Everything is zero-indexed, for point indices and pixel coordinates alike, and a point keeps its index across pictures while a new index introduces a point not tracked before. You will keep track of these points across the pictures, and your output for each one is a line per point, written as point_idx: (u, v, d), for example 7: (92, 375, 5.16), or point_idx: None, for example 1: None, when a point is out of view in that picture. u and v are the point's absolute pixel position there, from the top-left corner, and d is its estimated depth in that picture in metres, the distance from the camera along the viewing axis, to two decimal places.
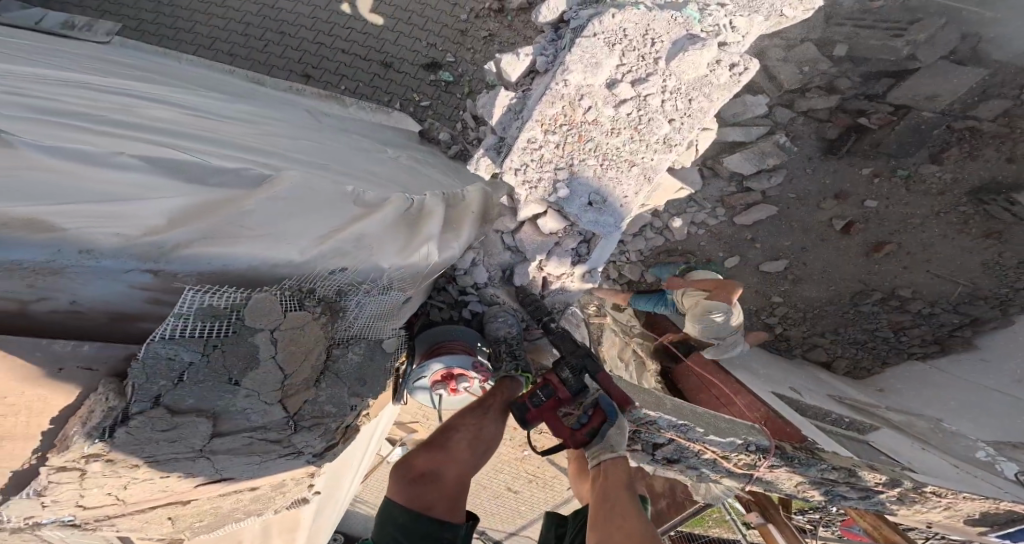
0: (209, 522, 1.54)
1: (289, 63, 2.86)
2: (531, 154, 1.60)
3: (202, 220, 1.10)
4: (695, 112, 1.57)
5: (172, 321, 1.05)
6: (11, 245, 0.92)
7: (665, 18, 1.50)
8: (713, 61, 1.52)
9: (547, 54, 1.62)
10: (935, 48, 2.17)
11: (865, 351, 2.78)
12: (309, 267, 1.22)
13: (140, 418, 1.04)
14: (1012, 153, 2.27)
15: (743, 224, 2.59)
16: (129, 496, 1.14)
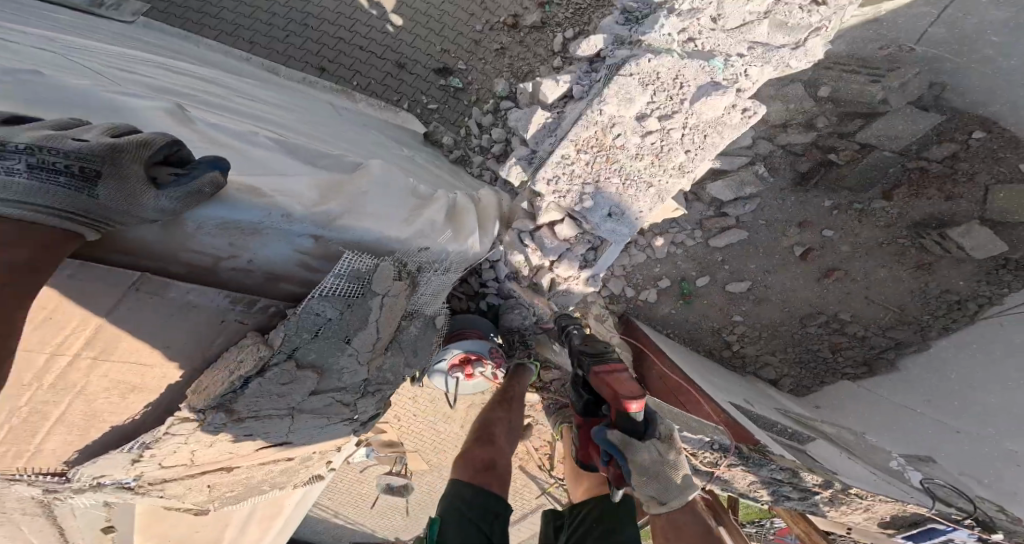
0: (237, 493, 1.57)
1: (306, 54, 2.90)
2: (564, 167, 1.74)
3: (340, 195, 1.19)
4: (707, 146, 1.71)
5: (331, 280, 1.07)
6: (243, 207, 1.05)
7: (696, 67, 1.64)
8: (728, 105, 1.68)
9: (582, 83, 1.79)
10: (905, 94, 2.21)
11: (807, 369, 2.63)
12: (409, 245, 1.25)
13: (276, 369, 1.09)
14: (952, 192, 2.33)
15: (716, 247, 2.47)
16: (198, 457, 1.27)
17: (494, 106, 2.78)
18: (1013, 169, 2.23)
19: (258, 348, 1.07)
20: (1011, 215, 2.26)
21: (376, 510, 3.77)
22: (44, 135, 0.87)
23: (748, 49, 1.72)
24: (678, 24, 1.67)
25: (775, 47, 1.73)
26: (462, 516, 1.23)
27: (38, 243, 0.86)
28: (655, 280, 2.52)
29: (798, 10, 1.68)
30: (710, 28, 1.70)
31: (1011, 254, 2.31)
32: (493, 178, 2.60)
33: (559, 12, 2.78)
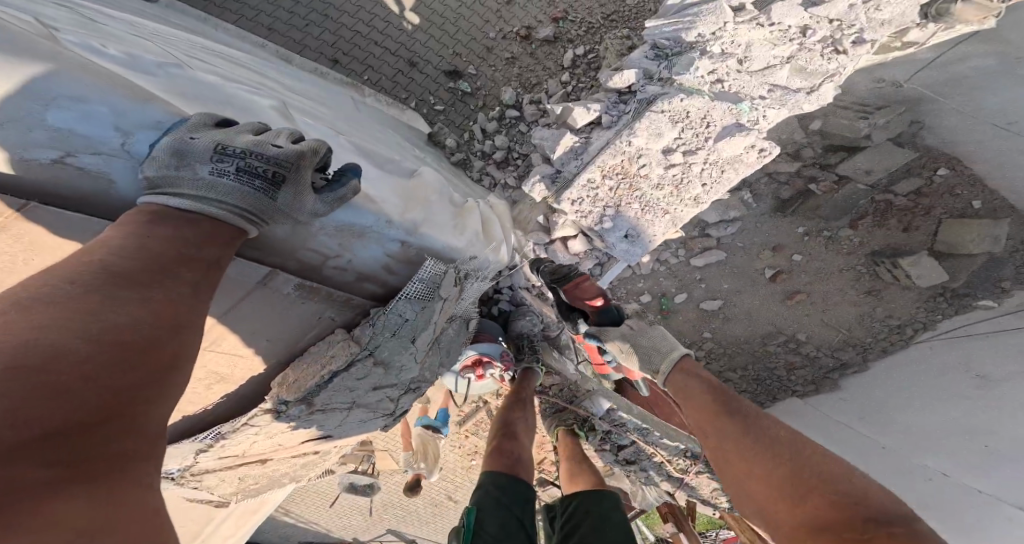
0: (259, 474, 1.69)
1: (322, 45, 2.83)
2: (587, 191, 1.95)
3: (417, 204, 1.34)
4: (724, 181, 2.00)
5: (414, 284, 1.23)
6: (356, 213, 1.20)
7: (724, 109, 1.87)
8: (748, 146, 1.94)
9: (612, 112, 1.94)
10: (888, 131, 2.33)
11: (762, 386, 2.83)
12: (468, 256, 1.40)
13: (360, 366, 1.23)
14: (908, 225, 2.51)
15: (696, 265, 2.66)
16: (246, 449, 1.43)
17: (499, 113, 2.81)
18: (965, 206, 2.41)
19: (349, 345, 1.21)
20: (952, 248, 2.45)
21: (335, 510, 3.45)
22: (246, 141, 1.04)
23: (767, 91, 1.93)
24: (708, 66, 1.85)
25: (792, 90, 1.94)
26: (501, 504, 1.47)
27: (222, 243, 0.99)
28: (637, 295, 2.70)
29: (817, 57, 1.89)
30: (736, 70, 1.89)
31: (949, 283, 2.50)
32: (491, 183, 2.70)
33: (572, 28, 2.84)
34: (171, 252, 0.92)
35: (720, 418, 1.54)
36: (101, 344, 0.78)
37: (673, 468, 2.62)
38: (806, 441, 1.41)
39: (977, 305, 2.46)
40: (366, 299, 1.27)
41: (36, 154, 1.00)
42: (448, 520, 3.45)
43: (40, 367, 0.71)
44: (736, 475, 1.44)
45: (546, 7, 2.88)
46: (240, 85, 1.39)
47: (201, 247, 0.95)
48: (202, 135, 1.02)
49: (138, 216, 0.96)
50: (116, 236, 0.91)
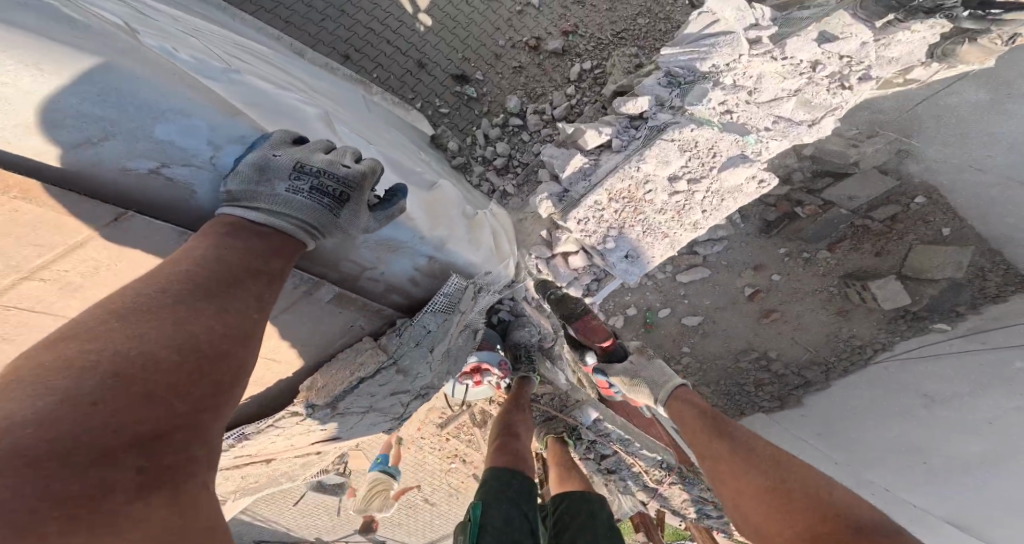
0: (258, 472, 1.72)
1: (336, 40, 2.86)
2: (593, 211, 2.04)
3: (443, 220, 1.41)
4: (723, 208, 2.16)
5: (441, 298, 1.32)
6: (396, 227, 1.27)
7: (731, 140, 2.04)
8: (749, 177, 2.11)
9: (623, 136, 2.08)
10: (875, 158, 2.56)
11: (731, 401, 2.91)
12: (486, 271, 1.49)
13: (385, 372, 1.32)
14: (880, 249, 2.69)
15: (682, 282, 2.77)
16: (259, 449, 1.47)
17: (504, 121, 2.89)
18: (935, 233, 2.62)
19: (377, 352, 1.30)
20: (919, 271, 2.64)
21: (299, 508, 3.32)
22: (321, 159, 1.13)
23: (772, 123, 2.12)
24: (720, 97, 2.03)
25: (796, 123, 2.14)
26: (507, 499, 1.55)
27: (286, 256, 1.08)
28: (623, 308, 2.79)
29: (823, 92, 2.10)
30: (745, 102, 2.07)
31: (910, 306, 2.68)
32: (490, 190, 2.77)
33: (581, 43, 2.94)
34: (242, 262, 1.01)
35: (709, 441, 1.75)
36: (179, 351, 0.87)
37: (648, 479, 2.75)
38: (783, 453, 1.60)
39: (931, 327, 2.64)
40: (394, 309, 1.36)
41: (136, 163, 1.18)
42: (422, 522, 3.43)
43: (130, 374, 0.81)
44: (724, 487, 1.65)
45: (556, 20, 2.96)
46: (283, 92, 1.49)
47: (268, 259, 1.05)
48: (284, 151, 1.13)
49: (218, 225, 1.07)
50: (199, 245, 1.01)
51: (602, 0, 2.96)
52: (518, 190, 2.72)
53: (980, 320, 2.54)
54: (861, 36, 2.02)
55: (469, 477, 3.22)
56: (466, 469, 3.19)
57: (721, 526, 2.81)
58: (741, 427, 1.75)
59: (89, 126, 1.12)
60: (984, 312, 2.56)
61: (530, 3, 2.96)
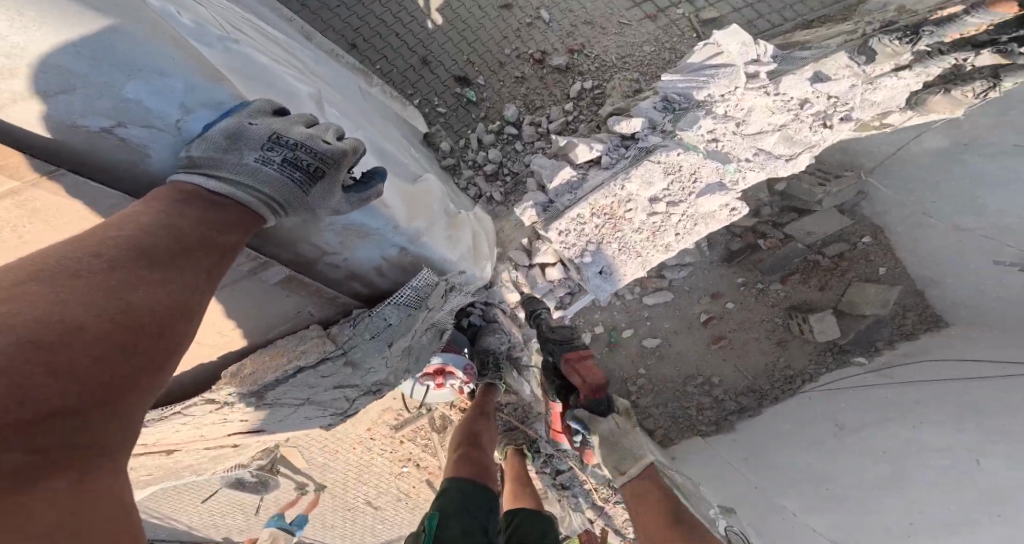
0: (166, 460, 1.61)
1: (345, 28, 2.90)
2: (574, 224, 2.06)
3: (421, 213, 1.37)
4: (695, 232, 2.17)
5: (408, 293, 1.27)
6: (369, 213, 1.22)
7: (712, 168, 2.09)
8: (723, 204, 2.16)
9: (612, 154, 2.14)
10: (836, 199, 2.81)
11: (676, 423, 3.02)
12: (460, 270, 1.43)
13: (328, 365, 1.24)
14: (823, 284, 2.94)
15: (648, 304, 2.90)
16: (170, 435, 1.38)
17: (499, 128, 2.86)
18: (873, 271, 2.90)
19: (323, 342, 1.22)
20: (853, 308, 2.86)
21: (207, 507, 3.20)
22: (300, 132, 1.09)
23: (753, 154, 2.19)
24: (710, 125, 2.10)
25: (774, 155, 2.23)
26: (467, 508, 1.53)
27: (243, 230, 1.01)
28: (592, 325, 2.87)
29: (806, 130, 2.20)
30: (732, 131, 2.14)
31: (840, 340, 2.90)
32: (477, 195, 2.74)
33: (586, 63, 2.92)
34: (195, 234, 0.94)
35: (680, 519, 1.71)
36: (109, 320, 0.78)
37: (597, 496, 2.66)
38: None
39: (852, 360, 2.89)
40: (351, 298, 1.30)
41: (89, 122, 1.09)
42: (361, 526, 3.30)
43: (47, 340, 0.70)
44: None
45: (564, 37, 2.95)
46: (289, 73, 1.45)
47: (222, 231, 0.97)
48: (261, 121, 1.09)
49: (171, 193, 1.00)
50: (145, 212, 0.94)
51: (612, 25, 2.96)
52: (504, 198, 2.71)
53: (892, 355, 2.82)
54: (851, 79, 2.09)
55: (422, 482, 3.13)
56: (416, 473, 3.10)
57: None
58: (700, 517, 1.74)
59: (49, 78, 1.04)
60: (898, 348, 2.84)
61: (540, 18, 2.95)
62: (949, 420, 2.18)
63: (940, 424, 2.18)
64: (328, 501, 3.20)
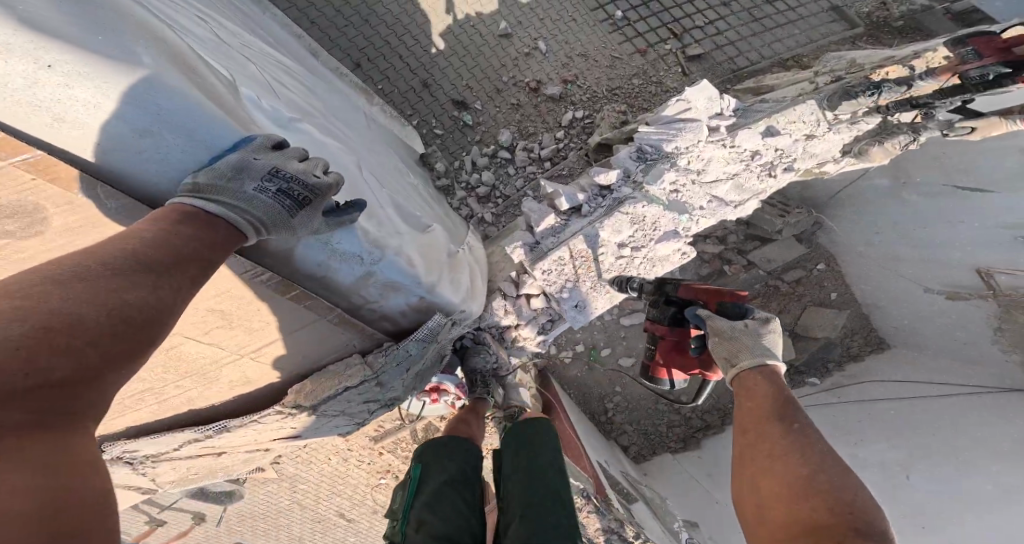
0: (203, 462, 1.94)
1: (351, 47, 3.32)
2: (556, 263, 2.44)
3: (436, 267, 1.70)
4: (654, 266, 2.57)
5: (426, 331, 1.61)
6: (401, 274, 1.54)
7: (670, 218, 2.50)
8: (678, 249, 2.57)
9: (591, 203, 2.52)
10: (796, 228, 3.28)
11: (647, 440, 3.51)
12: (464, 311, 1.79)
13: (364, 386, 1.58)
14: (778, 308, 3.35)
15: (624, 325, 3.44)
16: (229, 440, 1.74)
17: (492, 151, 3.26)
18: (826, 295, 3.35)
19: (363, 368, 1.56)
20: (805, 329, 3.27)
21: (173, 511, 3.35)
22: (295, 167, 1.31)
23: (708, 201, 2.61)
24: (672, 178, 2.50)
25: (725, 203, 2.65)
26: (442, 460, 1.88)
27: (229, 249, 1.17)
28: (573, 344, 3.42)
29: (753, 179, 2.63)
30: (692, 182, 2.55)
31: (795, 362, 3.28)
32: (469, 215, 3.11)
33: (577, 93, 3.41)
34: (188, 240, 1.09)
35: (766, 422, 1.58)
36: (106, 316, 0.96)
37: None
38: (797, 437, 1.51)
39: (806, 381, 3.26)
40: (382, 333, 1.64)
41: None
42: (332, 539, 3.56)
43: (57, 329, 0.89)
44: (771, 456, 1.50)
45: (559, 68, 3.45)
46: (329, 139, 1.81)
47: (212, 249, 1.13)
48: (264, 157, 1.29)
49: (171, 213, 1.15)
50: (148, 229, 1.09)
51: (603, 59, 3.49)
52: (494, 219, 3.09)
53: (842, 377, 3.20)
54: (794, 135, 2.53)
55: None
56: (393, 486, 3.37)
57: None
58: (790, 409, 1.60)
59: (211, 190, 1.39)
60: (847, 369, 3.23)
61: (538, 49, 3.46)
62: (886, 440, 2.57)
63: (873, 442, 2.60)
64: (306, 509, 3.45)
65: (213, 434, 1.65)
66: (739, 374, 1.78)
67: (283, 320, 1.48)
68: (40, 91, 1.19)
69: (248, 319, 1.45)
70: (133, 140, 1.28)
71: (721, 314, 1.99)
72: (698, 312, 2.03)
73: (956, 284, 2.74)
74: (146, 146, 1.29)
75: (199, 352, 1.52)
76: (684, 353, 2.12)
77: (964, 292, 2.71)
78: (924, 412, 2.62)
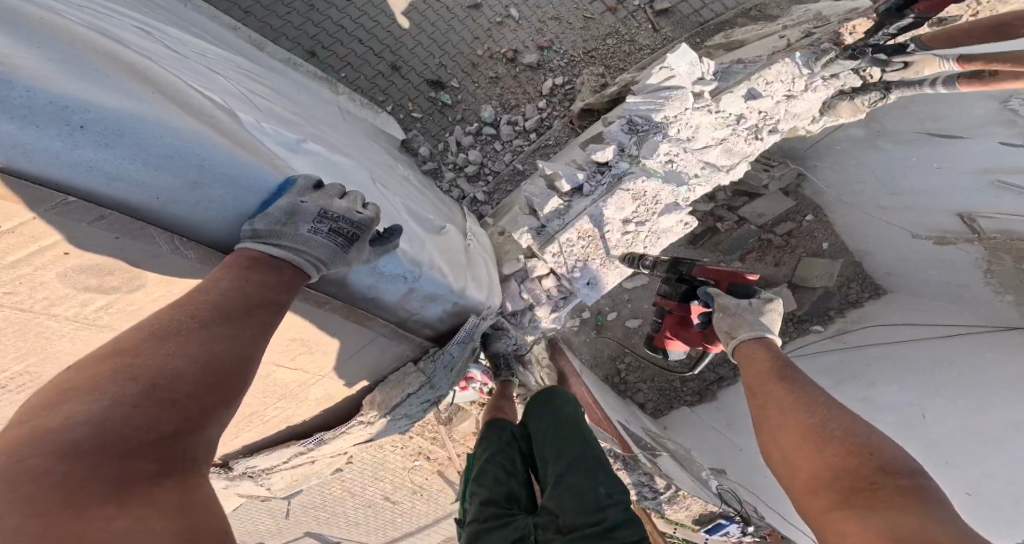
0: (299, 470, 2.11)
1: (301, 37, 3.19)
2: (567, 244, 2.54)
3: (459, 268, 1.81)
4: (657, 236, 2.66)
5: (464, 333, 1.73)
6: (437, 285, 1.64)
7: (670, 190, 2.58)
8: (678, 221, 2.65)
9: (591, 182, 2.60)
10: (782, 181, 3.44)
11: (663, 397, 3.70)
12: (491, 305, 1.92)
13: (422, 392, 1.74)
14: (776, 261, 3.54)
15: (627, 289, 3.59)
16: (325, 449, 1.91)
17: (476, 128, 3.33)
18: (818, 246, 3.49)
19: (418, 375, 1.70)
20: (805, 281, 3.44)
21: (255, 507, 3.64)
22: (339, 206, 1.37)
23: (700, 168, 2.66)
24: (666, 149, 2.58)
25: (717, 166, 2.72)
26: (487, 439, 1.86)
27: (294, 288, 1.25)
28: (580, 312, 3.56)
29: (742, 143, 2.70)
30: (682, 150, 2.62)
31: (797, 311, 3.51)
32: (461, 195, 3.20)
33: (555, 58, 3.44)
34: (260, 291, 1.18)
35: (771, 382, 1.72)
36: (202, 365, 1.05)
37: None
38: (803, 391, 1.65)
39: (812, 328, 3.51)
40: (426, 339, 1.75)
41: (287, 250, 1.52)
42: (383, 520, 3.80)
43: (163, 383, 1.00)
44: (783, 411, 1.63)
45: (534, 34, 3.46)
46: (323, 144, 1.85)
47: (280, 293, 1.21)
48: (310, 198, 1.34)
49: (238, 259, 1.23)
50: (222, 278, 1.18)
51: (577, 21, 3.50)
52: (487, 197, 3.20)
53: (845, 322, 3.43)
54: (774, 96, 2.63)
55: (434, 473, 3.63)
56: (427, 467, 3.59)
57: (656, 507, 3.01)
58: (794, 369, 1.75)
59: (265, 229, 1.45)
60: (847, 315, 3.45)
61: (510, 16, 3.45)
62: (899, 380, 2.75)
63: (891, 386, 2.75)
64: (355, 496, 3.65)
65: (313, 447, 1.84)
66: (740, 339, 1.92)
67: (346, 341, 1.57)
68: (86, 154, 1.17)
69: (316, 346, 1.55)
70: (188, 194, 1.32)
71: (732, 295, 2.10)
72: (708, 291, 2.13)
73: (942, 232, 2.80)
74: (199, 198, 1.33)
75: (289, 377, 1.63)
76: (688, 327, 2.28)
77: (951, 239, 2.77)
78: (931, 355, 2.78)
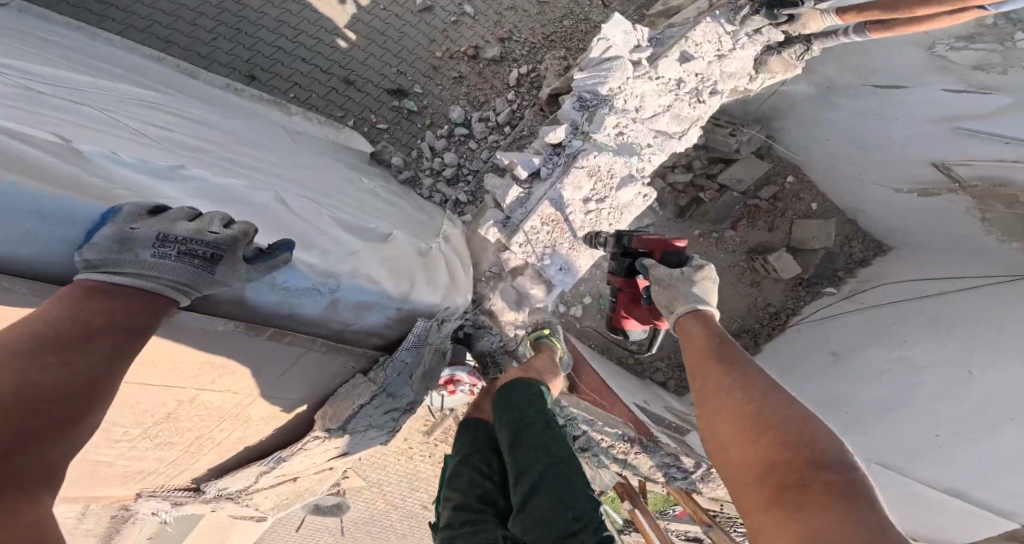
0: (283, 488, 2.09)
1: (234, 61, 3.14)
2: (533, 232, 2.47)
3: (403, 274, 1.79)
4: (624, 210, 2.54)
5: (412, 338, 1.69)
6: (368, 292, 1.63)
7: (622, 162, 2.51)
8: (638, 193, 2.55)
9: (549, 164, 2.55)
10: (749, 146, 3.25)
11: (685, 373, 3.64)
12: (446, 306, 1.88)
13: (378, 401, 1.70)
14: (770, 225, 3.44)
15: None
16: (291, 466, 1.91)
17: (448, 130, 3.26)
18: (807, 207, 3.41)
19: (368, 384, 1.66)
20: (803, 244, 3.35)
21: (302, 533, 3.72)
22: (185, 228, 1.26)
23: (652, 138, 2.61)
24: (613, 121, 2.52)
25: (670, 134, 2.65)
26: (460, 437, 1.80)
27: (148, 312, 1.19)
28: (580, 298, 3.48)
29: (687, 107, 2.63)
30: (633, 120, 2.56)
31: (804, 275, 3.43)
32: (443, 200, 3.12)
33: (516, 48, 3.38)
34: (100, 316, 1.11)
35: (708, 364, 1.64)
36: (18, 396, 0.99)
37: (617, 452, 2.76)
38: (739, 373, 1.57)
39: (824, 291, 3.42)
40: (374, 350, 1.74)
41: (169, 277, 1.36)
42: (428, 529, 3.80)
43: None
44: (719, 395, 1.55)
45: (492, 27, 3.40)
46: (251, 176, 1.77)
47: (128, 317, 1.15)
48: (141, 224, 1.21)
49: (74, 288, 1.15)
50: (50, 307, 1.09)
51: (531, 7, 3.43)
52: (469, 197, 3.12)
53: (856, 282, 3.33)
54: (705, 57, 2.59)
55: None
56: None
57: (690, 486, 2.80)
58: (730, 348, 1.66)
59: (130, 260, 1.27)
60: (857, 274, 3.36)
61: (466, 13, 3.40)
62: (918, 341, 2.62)
63: (920, 342, 2.61)
64: (395, 508, 3.65)
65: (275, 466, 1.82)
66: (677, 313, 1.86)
67: (276, 358, 1.53)
68: None
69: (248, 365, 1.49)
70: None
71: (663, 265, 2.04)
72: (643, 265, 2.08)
73: (924, 183, 2.67)
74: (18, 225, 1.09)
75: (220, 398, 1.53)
76: (638, 303, 2.21)
77: (935, 189, 2.62)
78: (957, 307, 2.63)
